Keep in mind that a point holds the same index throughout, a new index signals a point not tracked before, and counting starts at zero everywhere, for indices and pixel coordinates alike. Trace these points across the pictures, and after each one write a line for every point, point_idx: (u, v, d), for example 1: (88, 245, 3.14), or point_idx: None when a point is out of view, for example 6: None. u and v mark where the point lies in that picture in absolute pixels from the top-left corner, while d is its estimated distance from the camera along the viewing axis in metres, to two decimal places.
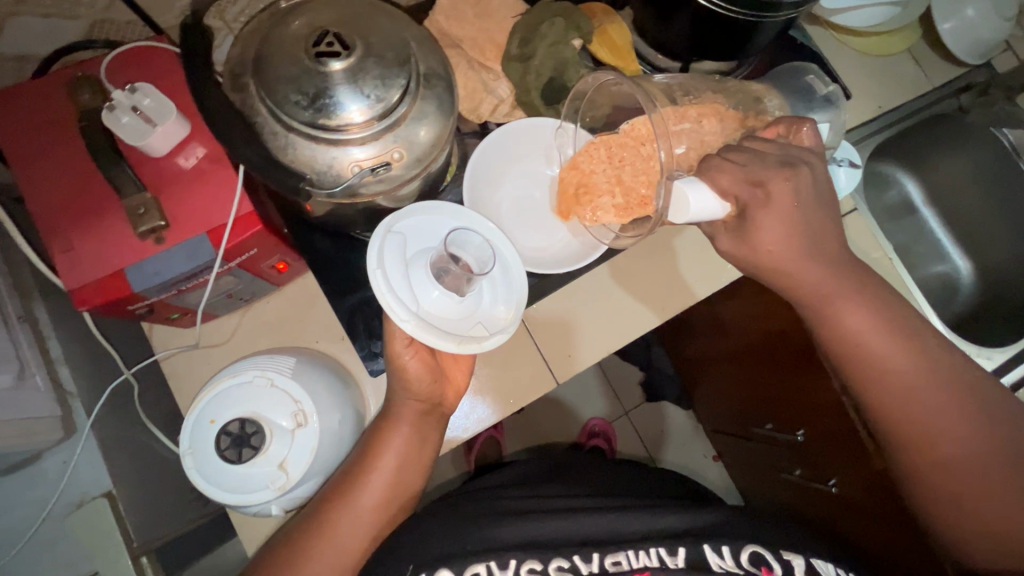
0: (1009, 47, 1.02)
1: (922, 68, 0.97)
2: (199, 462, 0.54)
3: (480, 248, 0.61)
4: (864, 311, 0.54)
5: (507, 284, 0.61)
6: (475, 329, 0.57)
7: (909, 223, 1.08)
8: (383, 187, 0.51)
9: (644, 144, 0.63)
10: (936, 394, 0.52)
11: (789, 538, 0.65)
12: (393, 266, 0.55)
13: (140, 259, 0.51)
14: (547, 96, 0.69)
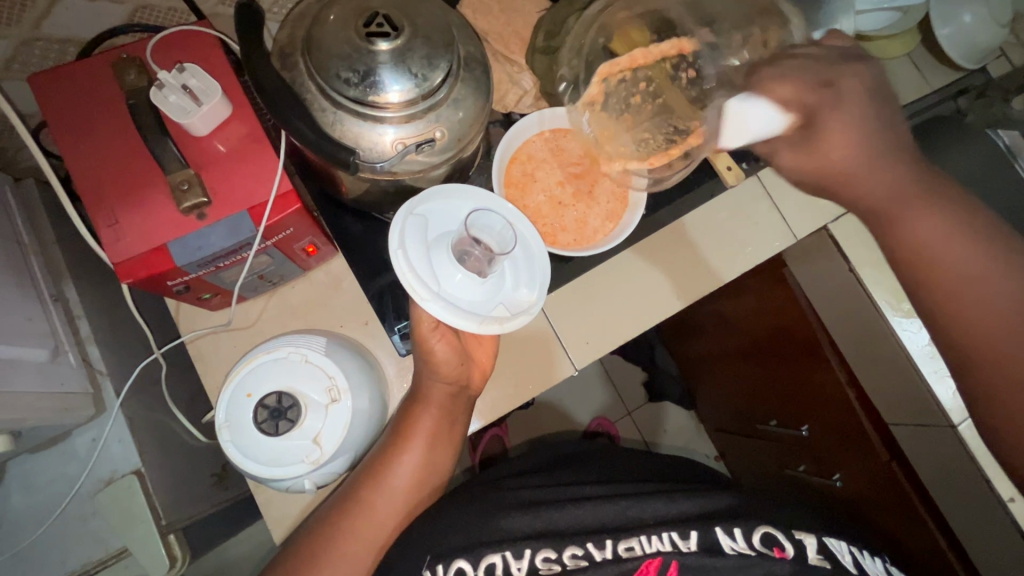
0: (1003, 54, 1.07)
1: (920, 71, 1.05)
2: (236, 435, 0.54)
3: (502, 232, 0.61)
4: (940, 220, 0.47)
5: (531, 268, 0.61)
6: (498, 311, 0.58)
7: None
8: (417, 169, 0.53)
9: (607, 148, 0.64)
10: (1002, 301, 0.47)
11: (805, 521, 0.67)
12: (413, 249, 0.56)
13: (183, 234, 0.53)
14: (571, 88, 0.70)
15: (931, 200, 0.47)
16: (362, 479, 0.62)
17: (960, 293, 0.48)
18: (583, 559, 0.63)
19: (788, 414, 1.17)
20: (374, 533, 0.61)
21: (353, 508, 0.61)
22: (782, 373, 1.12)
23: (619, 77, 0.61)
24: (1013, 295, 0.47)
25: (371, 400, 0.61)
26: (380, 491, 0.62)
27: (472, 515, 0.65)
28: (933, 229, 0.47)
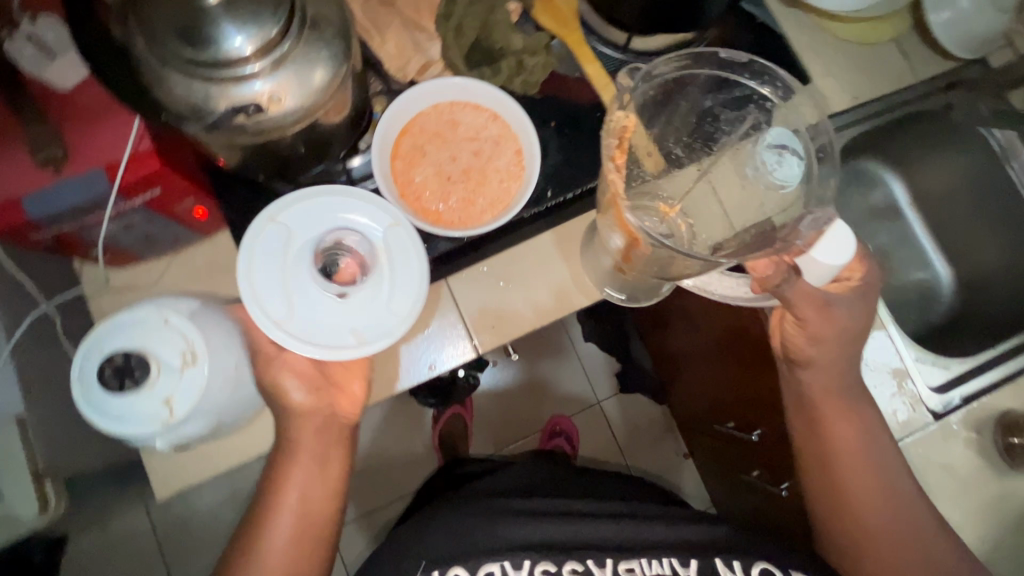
0: (1008, 43, 0.97)
1: (909, 59, 0.95)
2: (86, 394, 0.55)
3: (376, 243, 0.59)
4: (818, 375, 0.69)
5: (403, 283, 0.58)
6: (352, 336, 0.56)
7: (894, 225, 1.13)
8: (282, 129, 0.50)
9: (512, 140, 0.65)
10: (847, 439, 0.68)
11: (792, 554, 0.71)
12: (267, 261, 0.57)
13: (33, 188, 0.53)
14: (474, 58, 0.68)
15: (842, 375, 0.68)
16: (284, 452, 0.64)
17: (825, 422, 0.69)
18: (583, 573, 0.70)
19: (743, 418, 1.14)
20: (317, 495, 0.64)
21: (282, 480, 0.63)
22: (741, 376, 1.06)
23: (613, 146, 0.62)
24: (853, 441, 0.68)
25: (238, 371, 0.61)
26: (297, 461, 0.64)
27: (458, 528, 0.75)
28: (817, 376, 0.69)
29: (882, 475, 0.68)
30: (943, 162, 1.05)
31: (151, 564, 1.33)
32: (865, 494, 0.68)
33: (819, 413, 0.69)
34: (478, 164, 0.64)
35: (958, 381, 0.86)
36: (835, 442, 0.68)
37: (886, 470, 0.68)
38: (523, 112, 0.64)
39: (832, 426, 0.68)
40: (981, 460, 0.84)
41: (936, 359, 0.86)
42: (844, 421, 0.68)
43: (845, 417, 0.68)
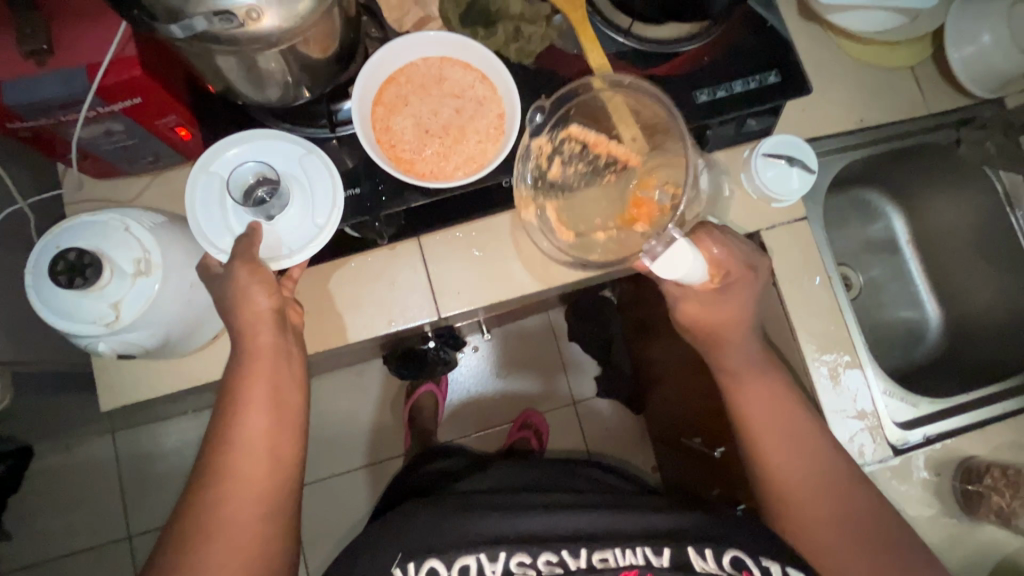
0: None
1: (924, 90, 0.93)
2: (39, 286, 0.56)
3: (292, 171, 0.64)
4: (769, 392, 0.70)
5: (316, 202, 0.63)
6: (274, 250, 0.63)
7: (889, 260, 1.12)
8: (257, 46, 0.51)
9: (495, 105, 0.65)
10: (796, 450, 0.68)
11: (771, 543, 0.69)
12: (203, 207, 0.63)
13: (17, 77, 0.54)
14: (471, 20, 0.69)
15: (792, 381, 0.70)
16: (232, 395, 0.59)
17: (773, 438, 0.69)
18: (557, 564, 0.69)
19: (708, 431, 1.12)
20: (283, 446, 0.60)
21: (231, 428, 0.58)
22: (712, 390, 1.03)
23: (581, 146, 0.71)
24: (804, 456, 0.68)
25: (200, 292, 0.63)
26: (253, 406, 0.59)
27: (432, 524, 0.72)
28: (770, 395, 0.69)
29: (848, 489, 0.67)
30: (950, 201, 1.03)
31: (109, 494, 1.34)
32: (827, 505, 0.66)
33: (758, 432, 0.69)
34: (455, 123, 0.65)
35: (924, 420, 0.84)
36: (781, 456, 0.68)
37: (839, 470, 0.68)
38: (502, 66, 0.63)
39: (778, 439, 0.68)
40: (937, 504, 0.82)
41: (905, 395, 0.84)
42: (791, 428, 0.69)
43: (788, 426, 0.69)
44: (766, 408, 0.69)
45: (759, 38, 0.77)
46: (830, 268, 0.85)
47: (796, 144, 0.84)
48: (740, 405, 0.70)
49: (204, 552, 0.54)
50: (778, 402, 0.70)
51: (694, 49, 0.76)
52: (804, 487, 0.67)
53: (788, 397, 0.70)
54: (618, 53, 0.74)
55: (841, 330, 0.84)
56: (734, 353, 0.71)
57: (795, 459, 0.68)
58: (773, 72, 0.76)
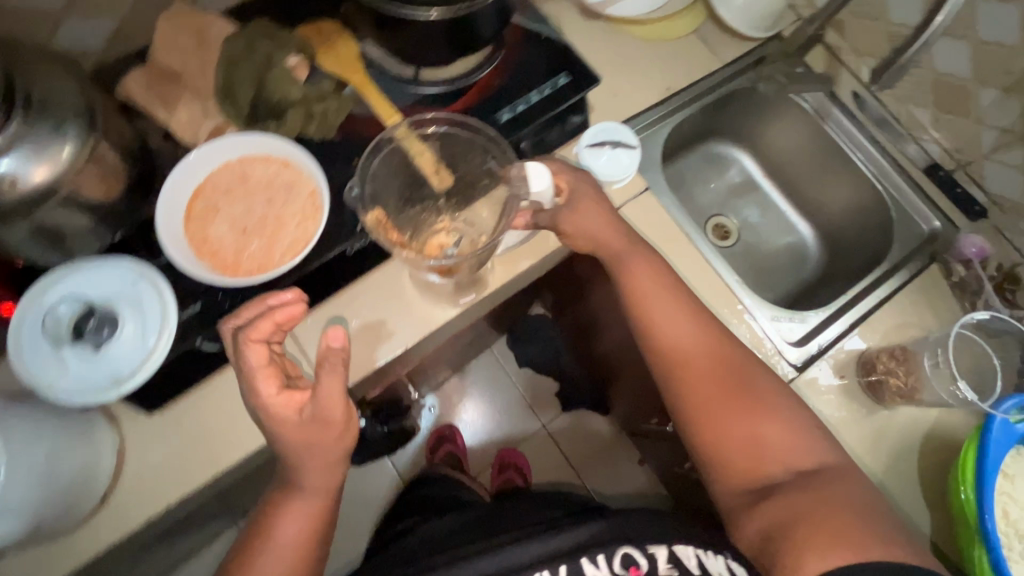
0: (796, 16, 1.06)
1: (711, 46, 1.03)
2: None
3: (125, 291, 0.63)
4: (643, 266, 0.76)
5: (153, 320, 0.62)
6: (111, 378, 0.60)
7: (753, 197, 1.20)
8: (35, 203, 0.53)
9: (303, 183, 0.68)
10: (670, 313, 0.74)
11: (662, 528, 0.71)
12: (31, 345, 0.59)
13: None
14: (263, 115, 0.72)
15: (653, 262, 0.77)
16: None
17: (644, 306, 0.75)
18: None
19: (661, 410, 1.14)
20: (309, 508, 0.64)
21: None
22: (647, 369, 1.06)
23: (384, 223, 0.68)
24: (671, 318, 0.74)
25: (102, 424, 0.64)
26: None
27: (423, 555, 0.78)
28: (654, 285, 0.75)
29: (715, 341, 0.74)
30: (778, 130, 1.11)
31: None
32: (702, 355, 0.73)
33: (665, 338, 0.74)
34: (269, 212, 0.66)
35: (815, 331, 0.89)
36: (690, 357, 0.73)
37: (750, 386, 0.72)
38: (303, 151, 0.67)
39: (648, 306, 0.74)
40: (854, 406, 0.85)
41: (790, 315, 0.89)
42: (703, 338, 0.73)
43: (698, 340, 0.73)
44: (638, 281, 0.75)
45: (539, 50, 0.83)
46: (686, 224, 0.91)
47: (611, 129, 0.91)
48: (638, 313, 0.75)
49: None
50: (647, 274, 0.75)
51: (485, 76, 0.82)
52: (680, 345, 0.73)
53: (659, 270, 0.76)
54: (413, 101, 0.78)
55: (715, 281, 0.87)
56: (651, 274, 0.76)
57: (664, 321, 0.74)
58: (562, 73, 0.82)
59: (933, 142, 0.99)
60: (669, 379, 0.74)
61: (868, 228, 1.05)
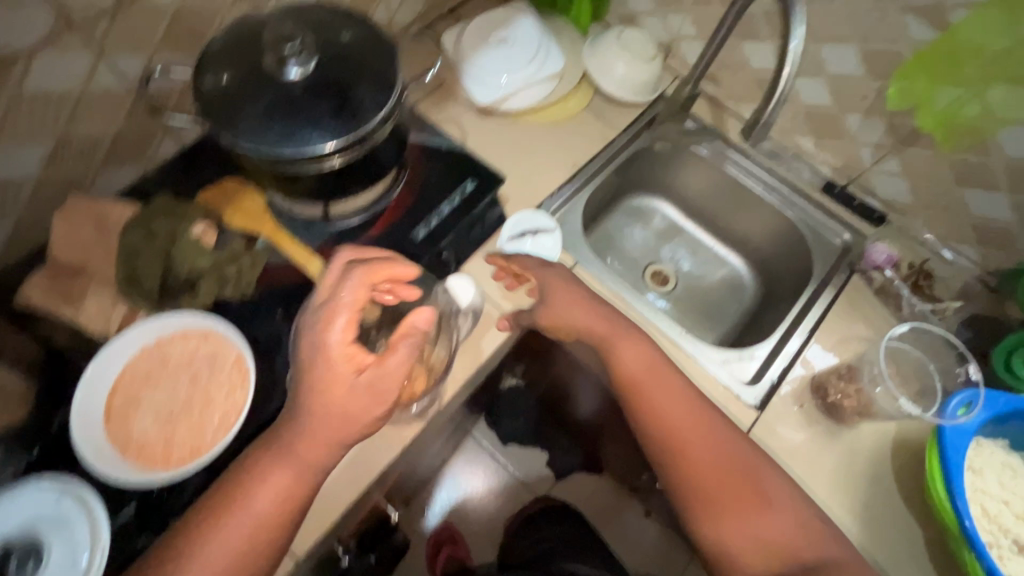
0: (673, 75, 1.15)
1: (604, 118, 1.10)
2: None
3: (46, 516, 0.58)
4: (647, 354, 0.78)
5: (81, 538, 0.57)
6: None
7: (682, 239, 1.25)
8: None
9: (225, 353, 0.67)
10: (682, 408, 0.74)
11: None
12: None
13: None
14: (176, 288, 0.70)
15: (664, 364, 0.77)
16: None
17: (651, 402, 0.74)
18: None
19: None
20: (289, 481, 0.58)
21: None
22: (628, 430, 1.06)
23: None
24: (685, 411, 0.74)
25: None
26: None
27: None
28: (661, 377, 0.76)
29: (729, 433, 0.73)
30: (685, 176, 1.18)
31: None
32: (712, 443, 0.72)
33: (637, 390, 0.75)
34: (195, 390, 0.65)
35: (766, 365, 0.91)
36: (689, 455, 0.71)
37: (745, 474, 0.71)
38: (207, 317, 0.67)
39: (656, 397, 0.74)
40: (823, 431, 0.86)
41: (739, 355, 0.91)
42: (686, 419, 0.73)
43: (684, 419, 0.73)
44: (642, 376, 0.76)
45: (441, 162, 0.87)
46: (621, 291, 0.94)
47: (529, 217, 0.95)
48: (643, 406, 0.75)
49: (208, 547, 0.55)
50: (652, 367, 0.76)
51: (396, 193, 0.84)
52: (688, 434, 0.72)
53: (666, 364, 0.78)
54: (330, 237, 0.80)
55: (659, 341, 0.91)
56: (630, 358, 0.77)
57: (672, 413, 0.73)
58: (468, 179, 0.86)
59: (824, 164, 1.06)
60: (670, 463, 0.72)
61: (790, 249, 1.10)
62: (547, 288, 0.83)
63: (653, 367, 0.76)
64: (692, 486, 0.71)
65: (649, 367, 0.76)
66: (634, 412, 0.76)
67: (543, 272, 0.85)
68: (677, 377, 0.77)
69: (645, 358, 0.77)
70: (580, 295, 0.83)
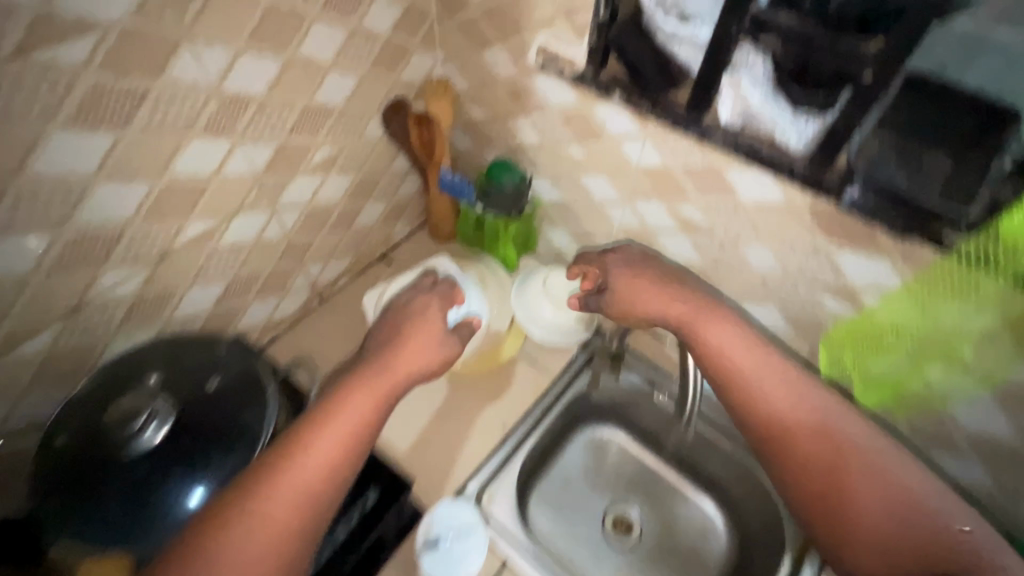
0: None
1: (539, 365, 1.07)
2: None
3: None
4: (730, 330, 0.77)
5: None
6: None
7: (646, 475, 1.10)
8: None
9: None
10: (773, 381, 0.73)
11: None
12: None
13: None
14: None
15: (778, 371, 0.74)
16: None
17: (721, 358, 0.76)
18: None
19: None
20: (331, 448, 0.65)
21: None
22: None
23: None
24: (786, 405, 0.72)
25: None
26: None
27: None
28: (742, 355, 0.75)
29: (812, 412, 0.71)
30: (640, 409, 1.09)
31: None
32: (805, 431, 0.71)
33: (739, 382, 0.74)
34: None
35: None
36: (800, 451, 0.70)
37: (838, 443, 0.69)
38: None
39: (743, 376, 0.74)
40: None
41: None
42: (766, 371, 0.74)
43: (766, 372, 0.74)
44: (730, 347, 0.76)
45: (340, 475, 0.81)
46: None
47: (445, 514, 0.84)
48: (736, 387, 0.75)
49: (268, 497, 0.60)
50: (738, 347, 0.76)
51: None
52: (785, 421, 0.72)
53: (765, 350, 0.76)
54: None
55: None
56: (720, 337, 0.77)
57: (775, 390, 0.73)
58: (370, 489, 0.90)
59: None
60: (745, 419, 0.74)
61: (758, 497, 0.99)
62: (610, 277, 0.88)
63: (754, 359, 0.75)
64: (796, 471, 0.70)
65: (737, 340, 0.76)
66: (731, 403, 0.75)
67: (607, 260, 0.89)
68: (777, 368, 0.74)
69: (732, 332, 0.77)
70: (656, 267, 0.86)
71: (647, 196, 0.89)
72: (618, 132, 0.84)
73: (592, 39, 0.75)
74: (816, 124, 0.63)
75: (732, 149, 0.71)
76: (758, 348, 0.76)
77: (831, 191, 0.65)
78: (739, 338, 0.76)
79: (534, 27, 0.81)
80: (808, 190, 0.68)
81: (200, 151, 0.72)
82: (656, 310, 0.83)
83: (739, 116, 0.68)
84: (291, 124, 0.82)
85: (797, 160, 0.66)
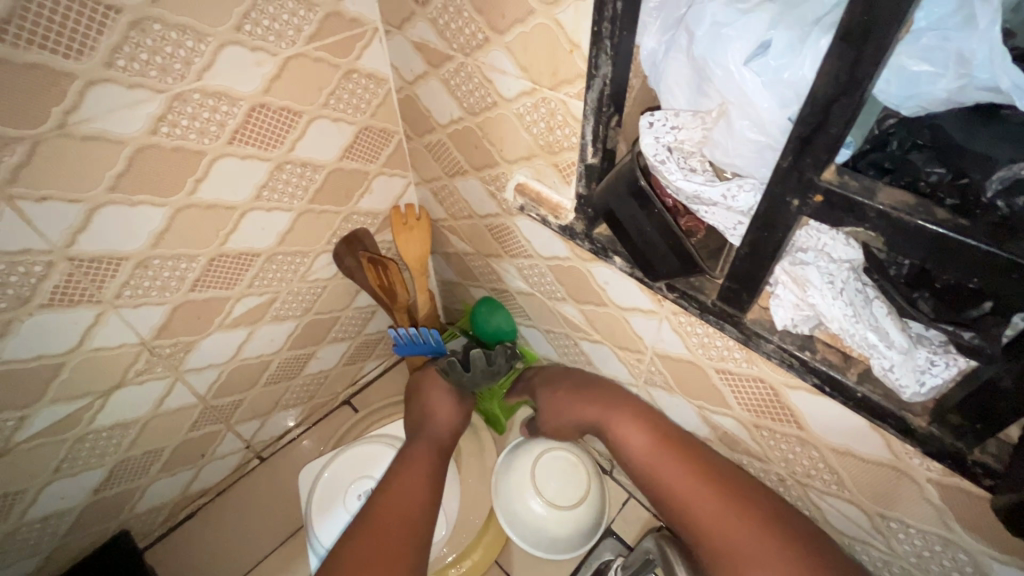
0: (629, 496, 0.89)
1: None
2: None
3: None
4: (640, 428, 0.64)
5: None
6: None
7: None
8: None
9: None
10: (690, 482, 0.59)
11: None
12: None
13: None
14: None
15: (698, 467, 0.60)
16: None
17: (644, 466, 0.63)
18: None
19: None
20: (412, 483, 0.72)
21: None
22: None
23: None
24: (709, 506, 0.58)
25: None
26: None
27: None
28: (661, 453, 0.62)
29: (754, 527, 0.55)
30: None
31: None
32: (731, 533, 0.56)
33: (657, 482, 0.61)
34: None
35: None
36: (692, 511, 0.58)
37: (769, 545, 0.54)
38: None
39: (662, 475, 0.61)
40: None
41: None
42: (686, 477, 0.60)
43: (670, 465, 0.61)
44: (632, 442, 0.64)
45: None
46: None
47: None
48: (655, 488, 0.62)
49: (359, 545, 0.65)
50: (645, 443, 0.63)
51: None
52: (707, 518, 0.57)
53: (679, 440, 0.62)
54: None
55: None
56: (632, 436, 0.64)
57: (693, 492, 0.59)
58: None
59: None
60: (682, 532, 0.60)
61: None
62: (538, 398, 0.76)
63: (660, 448, 0.62)
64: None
65: (655, 443, 0.62)
66: (660, 510, 0.62)
67: (529, 383, 0.79)
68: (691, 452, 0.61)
69: (635, 422, 0.64)
70: (576, 377, 0.74)
71: (668, 386, 0.64)
72: (624, 302, 0.59)
73: (580, 188, 0.53)
74: (952, 368, 0.36)
75: (795, 371, 0.45)
76: (664, 433, 0.63)
77: (977, 479, 0.38)
78: (663, 424, 0.64)
79: (510, 162, 0.60)
80: (935, 460, 0.40)
81: (46, 327, 0.55)
82: (583, 413, 0.70)
83: (808, 322, 0.42)
84: (190, 281, 0.63)
85: (916, 415, 0.39)
